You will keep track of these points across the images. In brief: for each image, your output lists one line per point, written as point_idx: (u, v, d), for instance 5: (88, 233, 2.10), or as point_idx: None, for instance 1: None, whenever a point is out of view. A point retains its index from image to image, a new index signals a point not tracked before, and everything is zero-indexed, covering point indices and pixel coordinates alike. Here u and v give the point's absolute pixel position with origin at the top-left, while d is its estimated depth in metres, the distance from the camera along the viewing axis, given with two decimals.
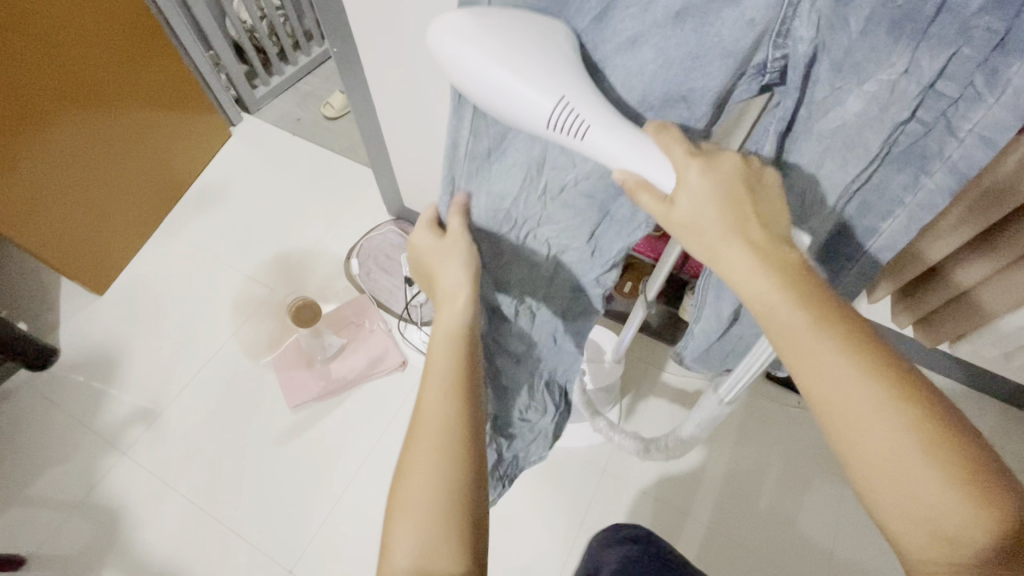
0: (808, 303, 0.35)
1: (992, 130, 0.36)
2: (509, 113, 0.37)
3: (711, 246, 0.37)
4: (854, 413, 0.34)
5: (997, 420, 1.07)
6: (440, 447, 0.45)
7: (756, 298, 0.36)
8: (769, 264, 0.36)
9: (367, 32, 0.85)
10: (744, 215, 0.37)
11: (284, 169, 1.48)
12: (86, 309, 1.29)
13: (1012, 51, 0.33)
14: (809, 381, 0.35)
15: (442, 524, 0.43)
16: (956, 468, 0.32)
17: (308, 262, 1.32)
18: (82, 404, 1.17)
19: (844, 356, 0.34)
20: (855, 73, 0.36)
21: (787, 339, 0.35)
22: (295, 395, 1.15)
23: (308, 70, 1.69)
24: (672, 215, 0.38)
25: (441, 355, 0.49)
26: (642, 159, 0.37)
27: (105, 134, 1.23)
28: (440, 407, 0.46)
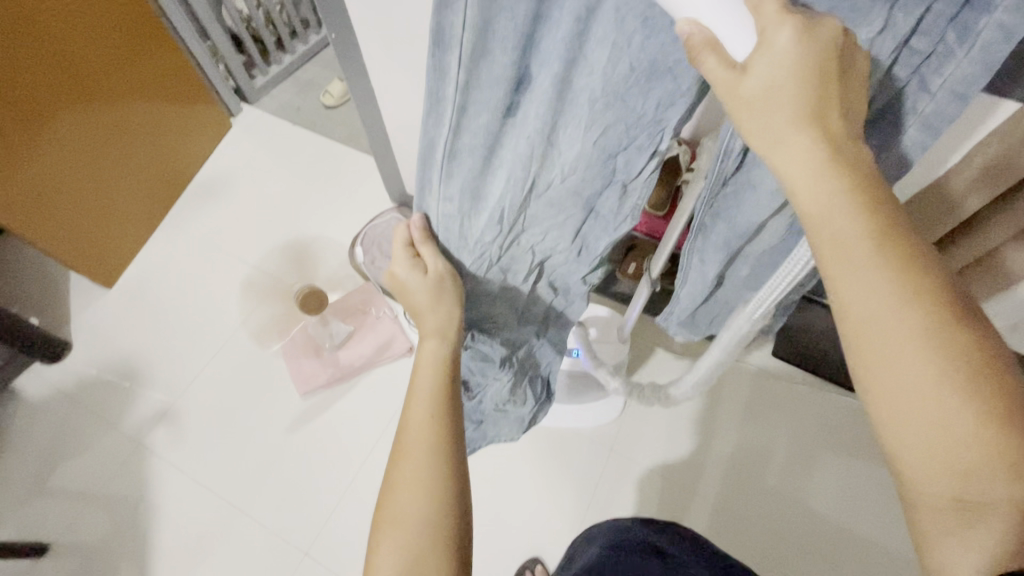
0: (860, 213, 0.33)
1: (964, 84, 0.37)
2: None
3: (773, 139, 0.33)
4: (891, 330, 0.32)
5: None
6: (425, 457, 0.47)
7: (812, 202, 0.33)
8: (828, 169, 0.33)
9: (366, 17, 0.84)
10: (818, 103, 0.33)
11: (286, 157, 1.48)
12: (97, 304, 1.30)
13: (981, 7, 0.32)
14: (848, 293, 0.33)
15: (427, 534, 0.44)
16: (988, 401, 0.31)
17: (313, 250, 1.32)
18: (98, 396, 1.18)
19: (889, 273, 0.32)
20: (834, 31, 0.34)
21: (831, 248, 0.33)
22: (305, 382, 1.16)
23: (307, 58, 1.68)
24: (741, 86, 0.32)
25: (425, 376, 0.53)
26: (720, 13, 0.30)
27: (105, 129, 1.23)
28: (426, 420, 0.49)
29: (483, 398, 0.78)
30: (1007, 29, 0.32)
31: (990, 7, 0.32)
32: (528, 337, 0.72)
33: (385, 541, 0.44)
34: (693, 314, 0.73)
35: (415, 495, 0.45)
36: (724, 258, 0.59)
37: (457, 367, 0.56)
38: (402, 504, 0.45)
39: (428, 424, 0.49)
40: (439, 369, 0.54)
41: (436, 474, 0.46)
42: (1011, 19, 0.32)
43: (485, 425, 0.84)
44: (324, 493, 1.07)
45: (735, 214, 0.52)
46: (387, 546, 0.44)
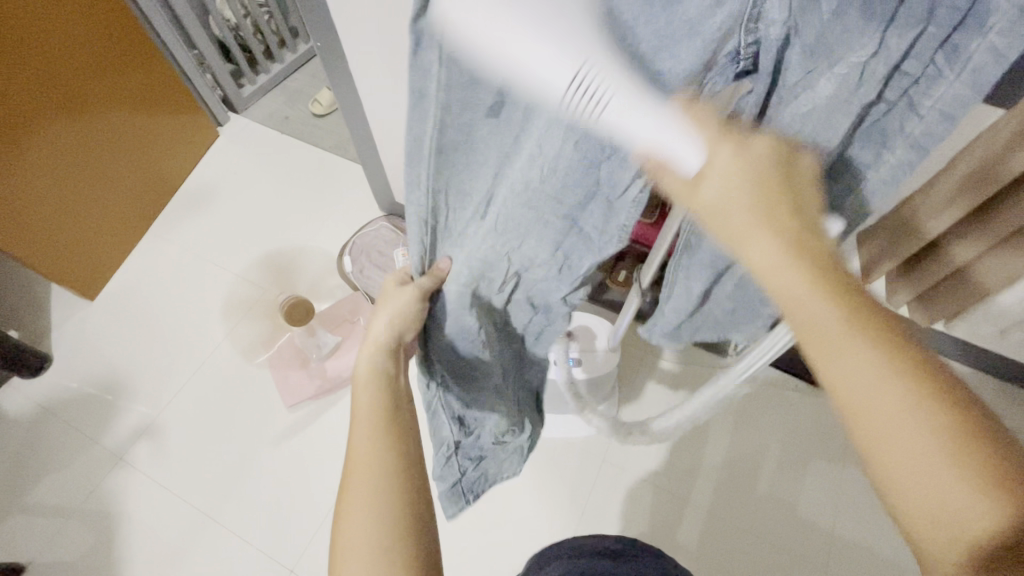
0: (833, 293, 0.34)
1: (953, 106, 0.36)
2: (520, 78, 0.30)
3: (739, 233, 0.37)
4: (879, 407, 0.32)
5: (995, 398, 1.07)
6: (372, 476, 0.47)
7: (781, 284, 0.35)
8: (790, 254, 0.35)
9: (351, 25, 0.84)
10: (773, 203, 0.36)
11: (274, 166, 1.47)
12: (79, 315, 1.28)
13: (976, 29, 0.32)
14: (834, 371, 0.33)
15: (383, 554, 0.44)
16: (989, 475, 0.30)
17: (300, 260, 1.31)
18: (78, 411, 1.16)
19: (867, 348, 0.33)
20: (824, 52, 0.34)
21: (812, 327, 0.34)
22: (292, 394, 1.14)
23: (295, 67, 1.67)
24: (698, 199, 0.37)
25: (366, 393, 0.53)
26: (669, 135, 0.33)
27: (94, 140, 1.22)
28: (370, 439, 0.49)
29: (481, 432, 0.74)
30: (998, 52, 0.32)
31: (984, 29, 0.31)
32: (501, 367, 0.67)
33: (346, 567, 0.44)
34: (676, 326, 0.69)
35: (369, 515, 0.45)
36: (711, 277, 0.58)
37: (399, 379, 0.55)
38: (353, 526, 0.45)
39: (372, 442, 0.49)
40: (376, 384, 0.53)
41: (384, 495, 0.46)
42: (1004, 41, 0.31)
43: (484, 462, 0.80)
44: (312, 506, 1.05)
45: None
46: None
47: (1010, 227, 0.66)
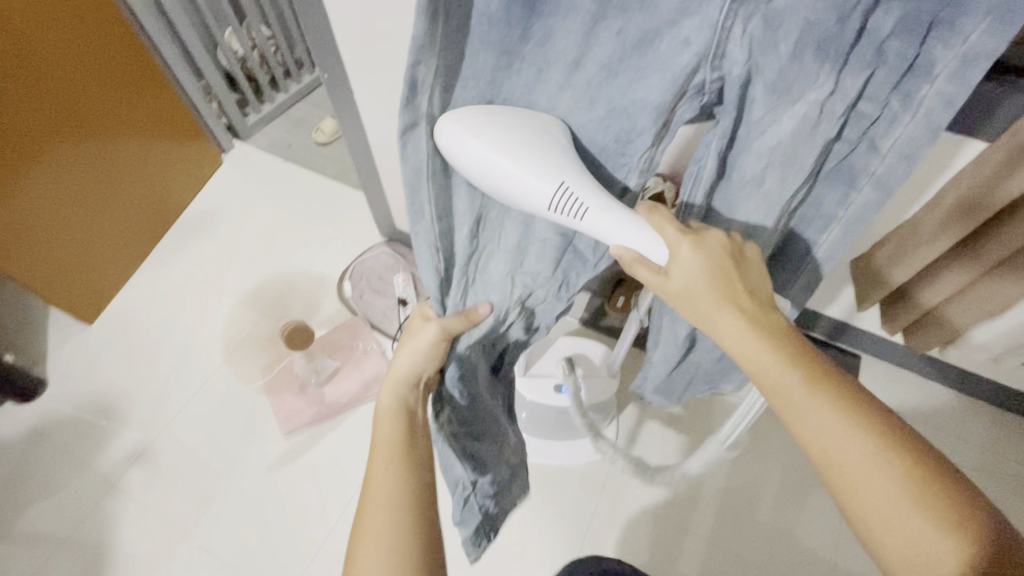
0: (792, 364, 0.41)
1: (910, 146, 0.42)
2: (512, 197, 0.41)
3: (705, 316, 0.43)
4: (844, 461, 0.38)
5: (994, 427, 1.07)
6: (394, 520, 0.45)
7: (750, 359, 0.42)
8: (754, 332, 0.42)
9: (357, 58, 0.87)
10: (734, 288, 0.43)
11: (276, 192, 1.49)
12: (77, 339, 1.27)
13: (923, 75, 0.37)
14: (802, 433, 0.40)
15: None
16: (942, 507, 0.36)
17: (300, 285, 1.32)
18: (70, 436, 1.14)
19: (828, 409, 0.39)
20: (788, 93, 0.39)
21: (777, 394, 0.41)
22: (288, 420, 1.13)
23: (299, 96, 1.71)
24: (667, 285, 0.44)
25: (388, 429, 0.52)
26: (636, 235, 0.42)
27: (99, 165, 1.24)
28: (391, 479, 0.48)
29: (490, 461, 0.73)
30: (946, 95, 0.37)
31: (932, 76, 0.37)
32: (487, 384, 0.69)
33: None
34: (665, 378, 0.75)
35: (382, 555, 0.44)
36: (693, 318, 0.62)
37: (416, 415, 0.55)
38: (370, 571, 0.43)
39: (391, 480, 0.48)
40: (396, 419, 0.53)
41: (406, 540, 0.45)
42: (949, 86, 0.37)
43: (502, 498, 0.77)
44: (306, 536, 1.03)
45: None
46: None
47: (1009, 249, 0.67)
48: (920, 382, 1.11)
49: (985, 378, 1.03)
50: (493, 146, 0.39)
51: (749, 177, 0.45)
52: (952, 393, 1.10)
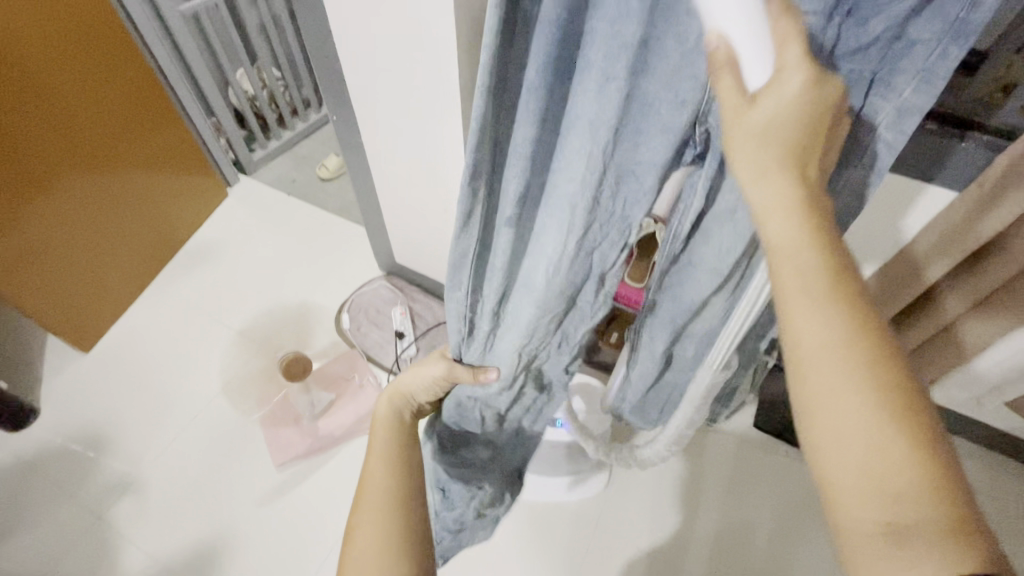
0: (823, 247, 0.34)
1: (862, 187, 0.48)
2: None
3: (760, 168, 0.34)
4: (833, 363, 0.33)
5: (983, 466, 1.08)
6: (381, 513, 0.51)
7: (779, 231, 0.34)
8: (795, 207, 0.34)
9: (367, 102, 0.92)
10: (808, 149, 0.35)
11: (279, 226, 1.52)
12: (73, 368, 1.27)
13: (867, 126, 0.43)
14: (801, 323, 0.34)
15: None
16: (915, 437, 0.32)
17: (299, 317, 1.33)
18: (61, 466, 1.14)
19: (839, 307, 0.33)
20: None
21: (797, 274, 0.34)
22: (281, 452, 1.12)
23: (304, 134, 1.77)
24: (747, 114, 0.33)
25: (381, 433, 0.59)
26: (749, 31, 0.31)
27: (105, 196, 1.27)
28: (382, 476, 0.54)
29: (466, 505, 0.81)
30: (885, 140, 0.43)
31: (875, 127, 0.43)
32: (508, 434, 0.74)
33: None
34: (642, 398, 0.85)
35: (371, 545, 0.50)
36: (670, 334, 0.68)
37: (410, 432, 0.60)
38: (359, 556, 0.49)
39: (385, 493, 0.53)
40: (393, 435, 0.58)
41: (390, 531, 0.50)
42: (890, 137, 0.43)
43: (461, 534, 0.86)
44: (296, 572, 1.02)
45: (681, 289, 0.61)
46: None
47: (1004, 276, 0.68)
48: None
49: (970, 418, 1.05)
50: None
51: (723, 209, 0.50)
52: None
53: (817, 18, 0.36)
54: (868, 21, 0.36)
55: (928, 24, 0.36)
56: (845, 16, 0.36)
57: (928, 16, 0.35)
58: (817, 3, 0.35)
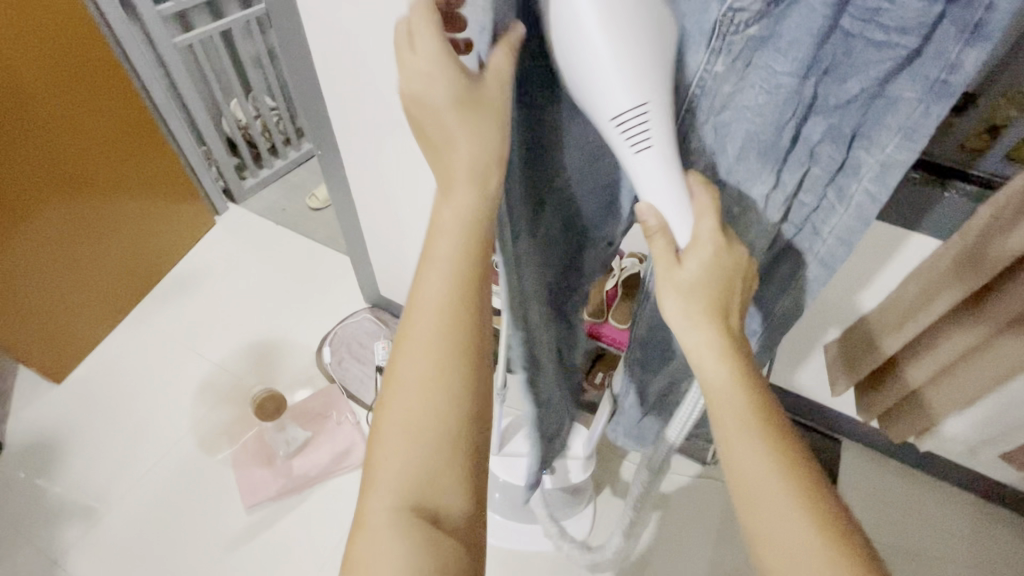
0: (748, 389, 0.39)
1: (847, 234, 0.43)
2: (581, 90, 0.34)
3: (688, 324, 0.40)
4: (765, 497, 0.37)
5: (980, 518, 1.04)
6: (434, 357, 0.40)
7: (711, 376, 0.40)
8: (727, 354, 0.39)
9: (352, 137, 0.92)
10: (729, 302, 0.41)
11: (264, 255, 1.51)
12: (43, 399, 1.24)
13: (852, 175, 0.40)
14: (735, 460, 0.38)
15: (438, 446, 0.40)
16: (848, 561, 0.35)
17: (279, 350, 1.30)
18: (22, 502, 1.10)
19: (766, 445, 0.38)
20: (736, 192, 0.43)
21: (725, 417, 0.39)
22: (252, 493, 1.08)
23: (295, 163, 1.77)
24: (677, 273, 0.40)
25: (445, 244, 0.38)
26: (674, 203, 0.39)
27: (86, 223, 1.26)
28: (437, 313, 0.39)
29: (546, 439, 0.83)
30: (872, 194, 0.40)
31: (858, 176, 0.39)
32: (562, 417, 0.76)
33: (375, 502, 0.40)
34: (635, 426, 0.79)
35: (428, 391, 0.40)
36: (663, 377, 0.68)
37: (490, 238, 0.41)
38: (408, 401, 0.40)
39: (439, 366, 0.40)
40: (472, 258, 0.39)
41: (450, 376, 0.40)
42: (873, 187, 0.39)
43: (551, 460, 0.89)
44: None
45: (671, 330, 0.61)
46: (390, 458, 0.40)
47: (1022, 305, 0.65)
48: (900, 467, 1.10)
49: (963, 466, 1.02)
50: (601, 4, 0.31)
51: None
52: (933, 480, 1.08)
53: (792, 79, 0.34)
54: (847, 79, 0.35)
55: (905, 82, 0.34)
56: (821, 74, 0.35)
57: (908, 77, 0.33)
58: (790, 66, 0.34)
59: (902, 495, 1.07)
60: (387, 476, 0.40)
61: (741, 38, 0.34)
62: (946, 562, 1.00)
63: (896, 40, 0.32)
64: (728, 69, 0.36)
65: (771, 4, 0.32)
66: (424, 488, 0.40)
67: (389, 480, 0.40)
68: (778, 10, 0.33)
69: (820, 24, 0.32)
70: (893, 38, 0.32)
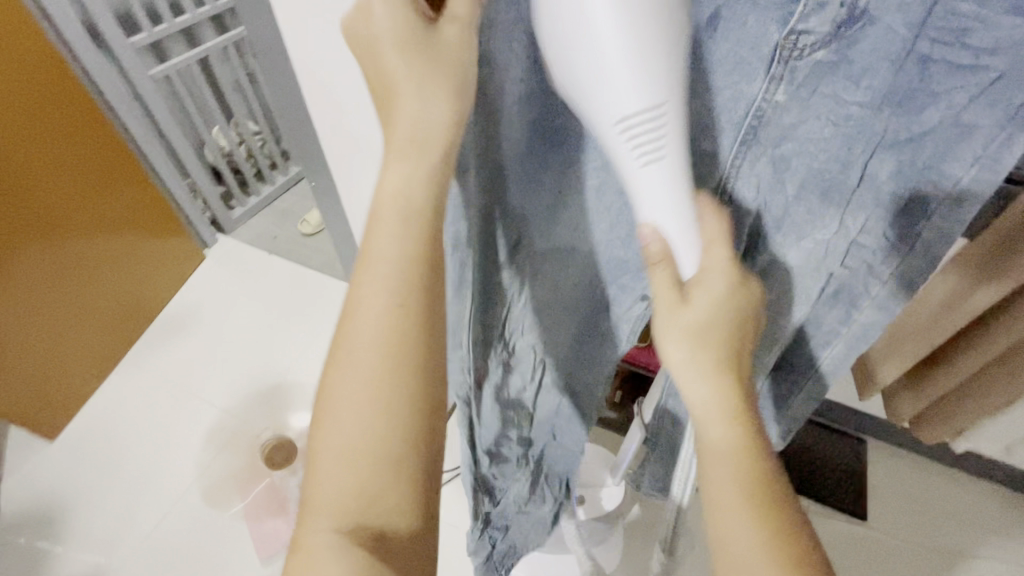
0: (744, 447, 0.37)
1: (912, 272, 0.40)
2: (579, 81, 0.28)
3: (688, 369, 0.37)
4: (743, 572, 0.34)
5: (1015, 512, 1.02)
6: (373, 365, 0.35)
7: (709, 426, 0.37)
8: (731, 413, 0.37)
9: (350, 172, 0.88)
10: (735, 350, 0.37)
11: (259, 288, 1.45)
12: (37, 458, 1.18)
13: (919, 213, 0.36)
14: (717, 522, 0.36)
15: (375, 469, 0.36)
16: None
17: (286, 387, 1.26)
18: (24, 568, 1.05)
19: (750, 514, 0.35)
20: (796, 231, 0.40)
21: (717, 475, 0.36)
22: (267, 546, 1.04)
23: (284, 187, 1.72)
24: (684, 305, 0.36)
25: (388, 234, 0.35)
26: (678, 222, 0.34)
27: (68, 267, 1.20)
28: (369, 309, 0.35)
29: (505, 500, 0.71)
30: (943, 230, 0.36)
31: (928, 214, 0.36)
32: (519, 492, 0.70)
33: (316, 513, 0.36)
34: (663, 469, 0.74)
35: (360, 402, 0.36)
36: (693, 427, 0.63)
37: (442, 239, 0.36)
38: (343, 415, 0.36)
39: (375, 377, 0.36)
40: (430, 266, 0.36)
41: (382, 389, 0.36)
42: (945, 224, 0.36)
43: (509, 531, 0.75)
44: None
45: None
46: (329, 477, 0.36)
47: None
48: (929, 465, 1.08)
49: (995, 462, 1.00)
50: None
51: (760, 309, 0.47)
52: (964, 477, 1.06)
53: (863, 108, 0.32)
54: (922, 110, 0.31)
55: (983, 110, 0.30)
56: (894, 107, 0.31)
57: (986, 102, 0.29)
58: (862, 94, 0.31)
59: (934, 495, 1.05)
60: (325, 495, 0.36)
61: (806, 65, 0.31)
62: (985, 561, 0.98)
63: (981, 67, 0.28)
64: (791, 99, 0.32)
65: (841, 26, 0.29)
66: (363, 515, 0.36)
67: (327, 502, 0.36)
68: (850, 31, 0.29)
69: (898, 49, 0.29)
70: (979, 63, 0.28)
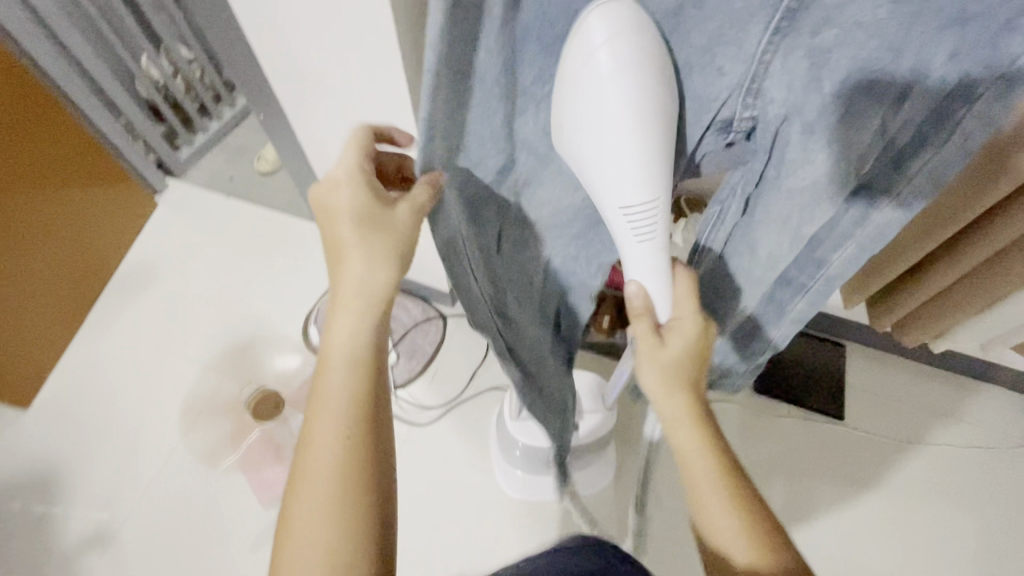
0: (693, 413, 0.51)
1: (941, 168, 0.41)
2: (595, 178, 0.40)
3: (654, 369, 0.50)
4: (697, 484, 0.51)
5: (983, 400, 1.08)
6: (351, 372, 0.49)
7: (665, 403, 0.51)
8: (679, 391, 0.51)
9: (300, 100, 0.78)
10: (687, 351, 0.50)
11: (221, 234, 1.36)
12: (14, 426, 1.15)
13: (963, 100, 0.36)
14: (681, 458, 0.52)
15: (356, 447, 0.48)
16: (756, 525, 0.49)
17: (264, 336, 1.22)
18: (23, 533, 1.05)
19: (702, 451, 0.51)
20: (826, 132, 0.39)
21: (677, 433, 0.52)
22: (267, 492, 1.06)
23: (230, 125, 1.53)
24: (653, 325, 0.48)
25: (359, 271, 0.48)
26: (654, 276, 0.46)
27: (8, 232, 1.09)
28: (347, 331, 0.49)
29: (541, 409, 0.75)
30: (985, 121, 0.36)
31: (971, 102, 0.35)
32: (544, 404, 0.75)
33: (305, 490, 0.47)
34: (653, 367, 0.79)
35: (342, 398, 0.48)
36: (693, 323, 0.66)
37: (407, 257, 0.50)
38: (327, 412, 0.48)
39: (350, 378, 0.49)
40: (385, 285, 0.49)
41: (359, 383, 0.49)
42: (990, 115, 0.35)
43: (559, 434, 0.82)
44: None
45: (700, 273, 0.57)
46: (317, 459, 0.47)
47: None
48: (905, 364, 1.12)
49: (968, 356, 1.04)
50: (625, 70, 0.35)
51: (776, 214, 0.48)
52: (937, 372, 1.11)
53: None
54: None
55: None
56: None
57: None
58: None
59: (909, 391, 1.10)
60: (315, 474, 0.47)
61: None
62: (953, 446, 1.05)
63: None
64: None
65: None
66: (343, 484, 0.47)
67: (313, 478, 0.47)
68: None
69: None
70: None
